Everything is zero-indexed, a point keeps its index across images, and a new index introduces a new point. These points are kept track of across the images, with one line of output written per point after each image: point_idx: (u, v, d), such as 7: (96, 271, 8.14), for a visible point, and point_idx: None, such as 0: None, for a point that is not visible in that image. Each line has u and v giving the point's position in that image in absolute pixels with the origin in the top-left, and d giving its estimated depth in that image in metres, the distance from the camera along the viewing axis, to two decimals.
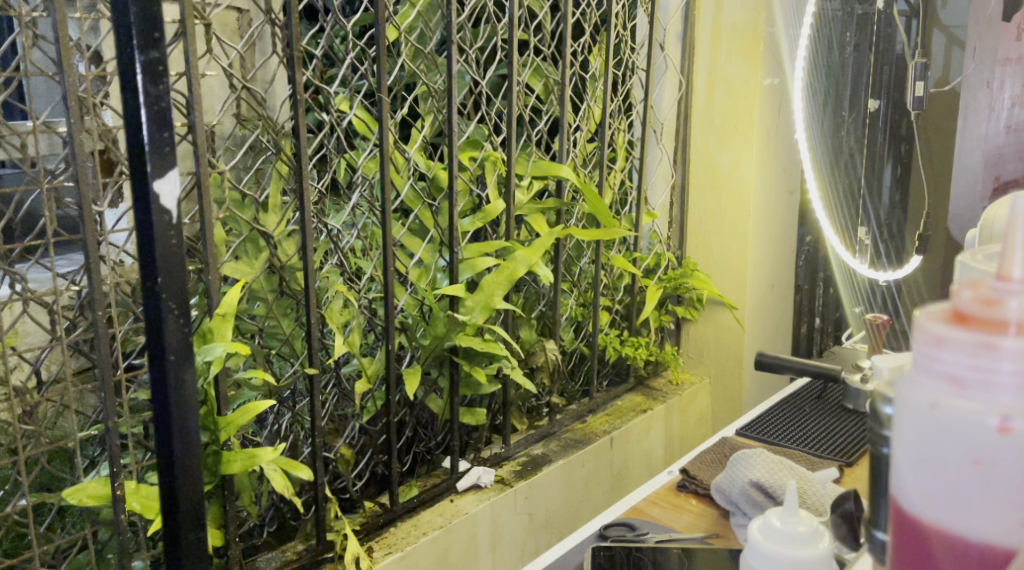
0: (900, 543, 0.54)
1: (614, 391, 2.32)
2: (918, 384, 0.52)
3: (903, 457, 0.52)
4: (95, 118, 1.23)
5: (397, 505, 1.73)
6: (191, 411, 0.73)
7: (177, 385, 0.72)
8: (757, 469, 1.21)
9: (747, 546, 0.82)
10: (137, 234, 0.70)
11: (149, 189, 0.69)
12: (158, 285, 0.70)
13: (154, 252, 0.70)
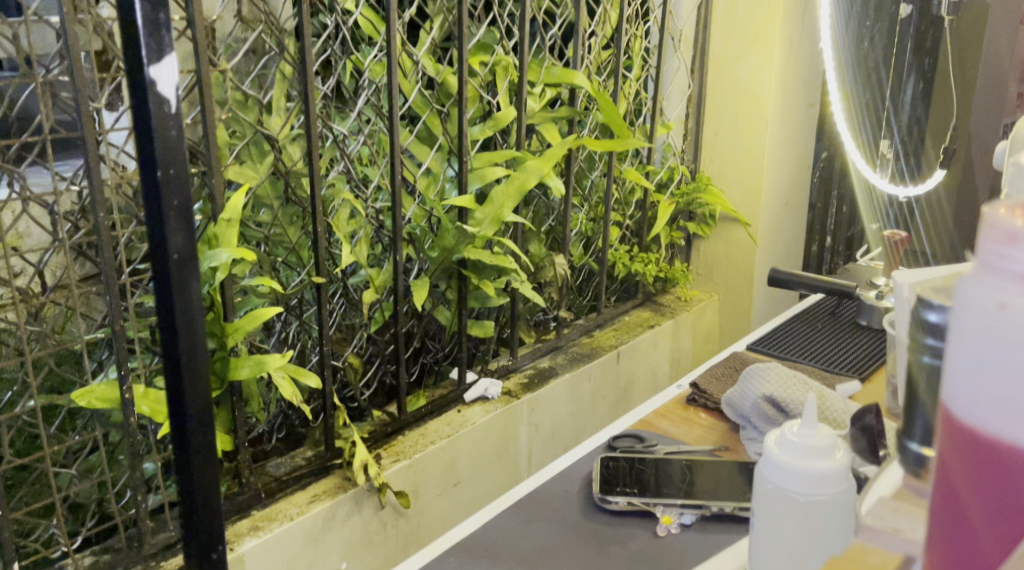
0: (951, 453, 0.50)
1: (622, 306, 2.30)
2: (982, 285, 0.49)
3: (959, 363, 0.49)
4: (90, 11, 1.18)
5: (405, 414, 1.73)
6: (196, 312, 0.71)
7: (182, 283, 0.70)
8: (770, 382, 1.20)
9: (763, 459, 0.81)
10: (134, 124, 0.67)
11: (145, 75, 0.65)
12: (157, 179, 0.67)
13: (152, 143, 0.67)
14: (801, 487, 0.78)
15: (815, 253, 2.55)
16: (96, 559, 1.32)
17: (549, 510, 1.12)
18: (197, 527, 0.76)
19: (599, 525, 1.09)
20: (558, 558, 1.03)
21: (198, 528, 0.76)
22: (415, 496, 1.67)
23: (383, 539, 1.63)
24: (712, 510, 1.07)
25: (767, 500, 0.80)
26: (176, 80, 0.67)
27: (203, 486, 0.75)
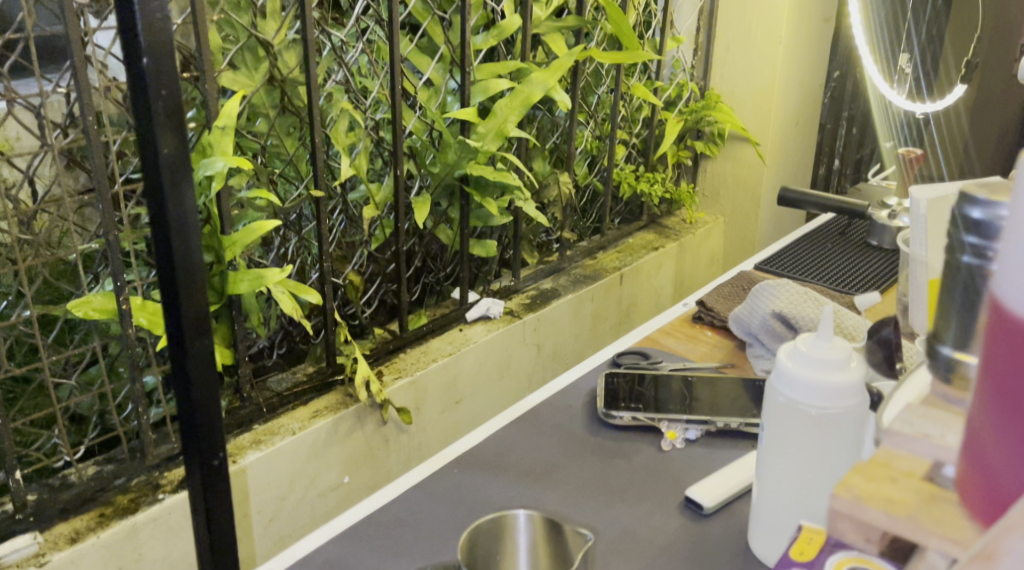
0: (998, 358, 0.42)
1: (626, 228, 2.26)
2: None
3: (1008, 265, 0.40)
4: None
5: (406, 331, 1.72)
6: (189, 211, 0.68)
7: (173, 180, 0.67)
8: (780, 299, 1.17)
9: (775, 371, 0.80)
10: (118, 8, 0.63)
11: None
12: (144, 67, 0.64)
13: (136, 28, 0.63)
14: (813, 400, 0.77)
15: (823, 175, 2.51)
16: (100, 470, 1.31)
17: (552, 424, 1.11)
18: (197, 432, 0.75)
19: (603, 440, 1.07)
20: (561, 472, 1.02)
21: (197, 433, 0.75)
22: (417, 413, 1.66)
23: (384, 455, 1.63)
24: (717, 426, 1.06)
25: (779, 412, 0.79)
26: None
27: (200, 391, 0.73)
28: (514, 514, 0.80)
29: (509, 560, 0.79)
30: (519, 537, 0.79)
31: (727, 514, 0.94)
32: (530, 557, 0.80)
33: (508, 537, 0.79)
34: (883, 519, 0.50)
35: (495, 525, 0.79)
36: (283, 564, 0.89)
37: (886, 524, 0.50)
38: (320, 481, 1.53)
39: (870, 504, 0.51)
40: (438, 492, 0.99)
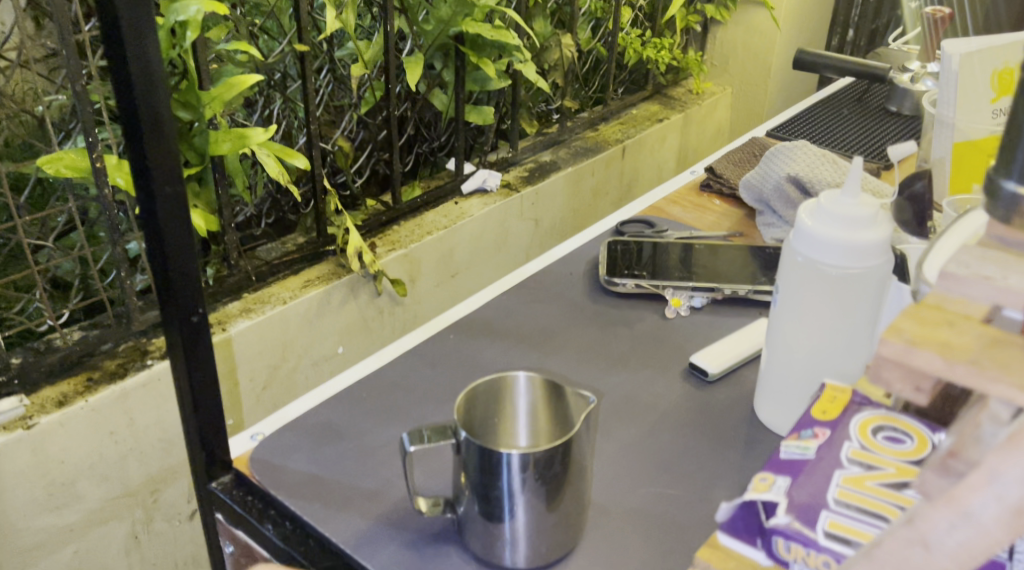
0: None
1: (629, 99, 2.13)
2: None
3: None
4: None
5: (401, 203, 1.64)
6: (150, 42, 0.62)
7: (129, 2, 0.60)
8: (797, 162, 1.10)
9: (794, 229, 0.74)
10: None
11: None
12: None
13: None
14: (832, 260, 0.72)
15: (835, 49, 2.40)
16: (85, 335, 1.27)
17: (552, 291, 1.06)
18: (172, 285, 0.70)
19: (604, 306, 1.03)
20: (561, 337, 0.98)
21: (171, 286, 0.70)
22: (412, 285, 1.61)
23: (379, 326, 1.59)
24: (724, 294, 1.01)
25: (795, 275, 0.75)
26: None
27: (174, 240, 0.68)
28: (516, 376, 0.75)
29: (508, 423, 0.76)
30: (519, 400, 0.75)
31: (733, 381, 0.90)
32: (529, 421, 0.75)
33: (507, 398, 0.75)
34: (939, 366, 0.40)
35: (492, 385, 0.74)
36: (272, 428, 0.85)
37: (942, 369, 0.40)
38: (314, 351, 1.49)
39: (923, 346, 0.40)
40: (432, 359, 0.94)
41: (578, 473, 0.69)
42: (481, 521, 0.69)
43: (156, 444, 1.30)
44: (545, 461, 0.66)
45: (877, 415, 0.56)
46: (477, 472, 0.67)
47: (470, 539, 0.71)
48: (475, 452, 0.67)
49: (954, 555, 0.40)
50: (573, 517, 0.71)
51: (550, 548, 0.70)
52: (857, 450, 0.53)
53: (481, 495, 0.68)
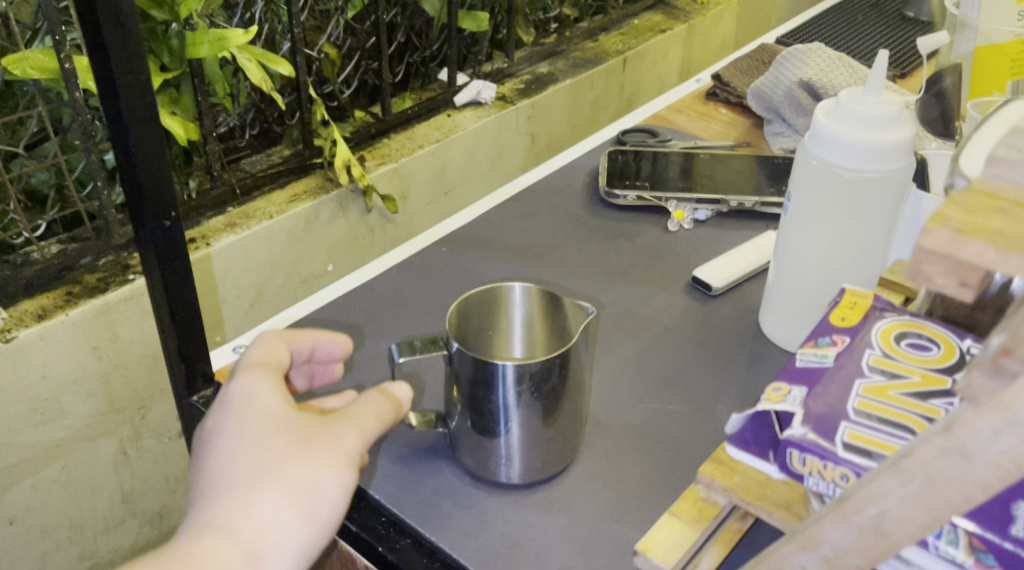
0: None
1: (631, 9, 2.04)
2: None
3: None
4: None
5: (390, 115, 1.58)
6: None
7: None
8: (811, 67, 1.05)
9: (810, 129, 0.69)
10: None
11: None
12: None
13: None
14: (849, 162, 0.67)
15: None
16: (62, 248, 1.23)
17: (549, 203, 1.01)
18: (140, 186, 0.66)
19: (603, 219, 0.98)
20: (558, 251, 0.93)
21: (140, 185, 0.65)
22: (403, 202, 1.56)
23: (370, 244, 1.54)
24: (730, 206, 0.96)
25: (809, 180, 0.70)
26: None
27: (140, 135, 0.64)
28: (511, 288, 0.71)
29: (503, 334, 0.72)
30: (514, 312, 0.71)
31: (738, 295, 0.86)
32: (525, 333, 0.72)
33: (502, 309, 0.71)
34: (991, 258, 0.34)
35: (486, 295, 0.70)
36: (256, 340, 0.81)
37: (993, 262, 0.34)
38: (303, 268, 1.45)
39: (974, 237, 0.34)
40: (423, 271, 0.90)
41: (576, 387, 0.65)
42: (475, 436, 0.66)
43: (141, 360, 1.26)
44: (541, 373, 0.62)
45: (899, 323, 0.52)
46: (471, 384, 0.64)
47: (463, 457, 0.68)
48: (469, 363, 0.63)
49: (995, 466, 0.36)
50: (570, 431, 0.67)
51: (547, 464, 0.67)
52: (879, 358, 0.50)
53: (475, 410, 0.65)
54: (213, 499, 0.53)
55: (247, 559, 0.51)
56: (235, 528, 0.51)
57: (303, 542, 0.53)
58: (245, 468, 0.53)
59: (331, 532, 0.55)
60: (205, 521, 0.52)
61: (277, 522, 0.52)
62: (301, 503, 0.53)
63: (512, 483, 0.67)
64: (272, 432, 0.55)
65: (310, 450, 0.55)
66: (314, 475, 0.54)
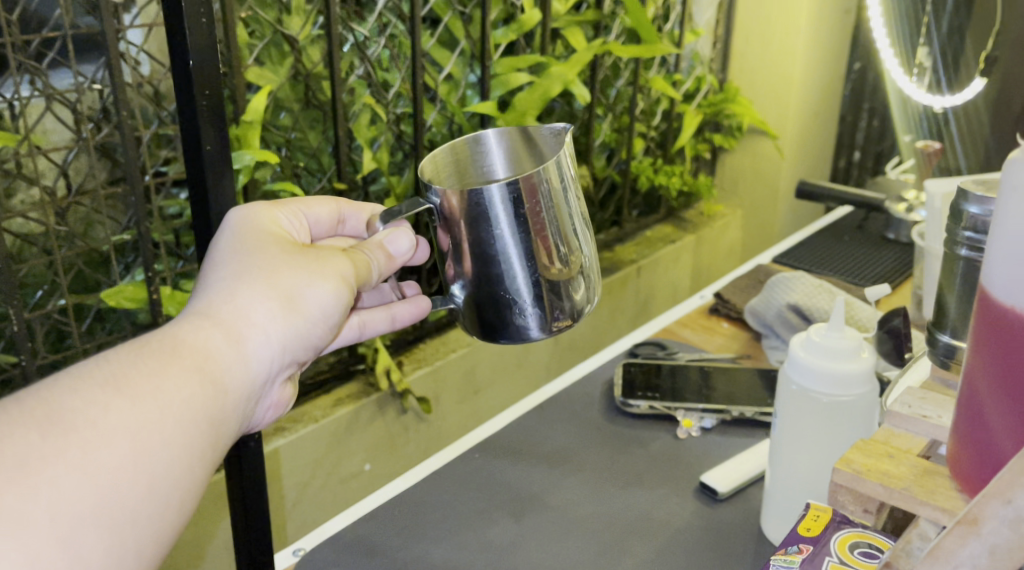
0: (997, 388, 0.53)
1: (644, 221, 2.21)
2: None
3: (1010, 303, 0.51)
4: None
5: (426, 322, 1.74)
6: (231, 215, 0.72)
7: (217, 192, 0.70)
8: (796, 291, 1.20)
9: (787, 361, 0.83)
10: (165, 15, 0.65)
11: None
12: (189, 68, 0.66)
13: (183, 34, 0.65)
14: (823, 388, 0.80)
15: (842, 168, 2.38)
16: None
17: (571, 412, 1.13)
18: None
19: (619, 426, 1.10)
20: (579, 458, 1.05)
21: None
22: (436, 403, 1.68)
23: (404, 443, 1.66)
24: (732, 415, 1.08)
25: (791, 400, 0.83)
26: None
27: None
28: (483, 132, 0.80)
29: (486, 172, 0.82)
30: (491, 155, 0.81)
31: (742, 499, 0.97)
32: (506, 163, 0.81)
33: (478, 152, 0.81)
34: (883, 492, 0.61)
35: (467, 144, 0.80)
36: (317, 542, 0.92)
37: (884, 494, 0.60)
38: (341, 469, 1.56)
39: (868, 477, 0.61)
40: (460, 477, 1.02)
41: (565, 219, 0.73)
42: (478, 279, 0.75)
43: (188, 558, 1.39)
44: (517, 200, 0.70)
45: (855, 534, 0.63)
46: (462, 230, 0.73)
47: (478, 312, 0.77)
48: (449, 206, 0.72)
49: None
50: (579, 278, 0.76)
51: (562, 307, 0.76)
52: (835, 564, 0.61)
53: (472, 252, 0.74)
54: (204, 299, 0.65)
55: (227, 343, 0.64)
56: (214, 318, 0.64)
57: (283, 332, 0.67)
58: (235, 272, 0.67)
59: (311, 328, 0.69)
60: (192, 313, 0.64)
61: (253, 315, 0.65)
62: (285, 305, 0.67)
63: (527, 324, 0.76)
64: (258, 244, 0.69)
65: (294, 267, 0.68)
66: (301, 285, 0.68)
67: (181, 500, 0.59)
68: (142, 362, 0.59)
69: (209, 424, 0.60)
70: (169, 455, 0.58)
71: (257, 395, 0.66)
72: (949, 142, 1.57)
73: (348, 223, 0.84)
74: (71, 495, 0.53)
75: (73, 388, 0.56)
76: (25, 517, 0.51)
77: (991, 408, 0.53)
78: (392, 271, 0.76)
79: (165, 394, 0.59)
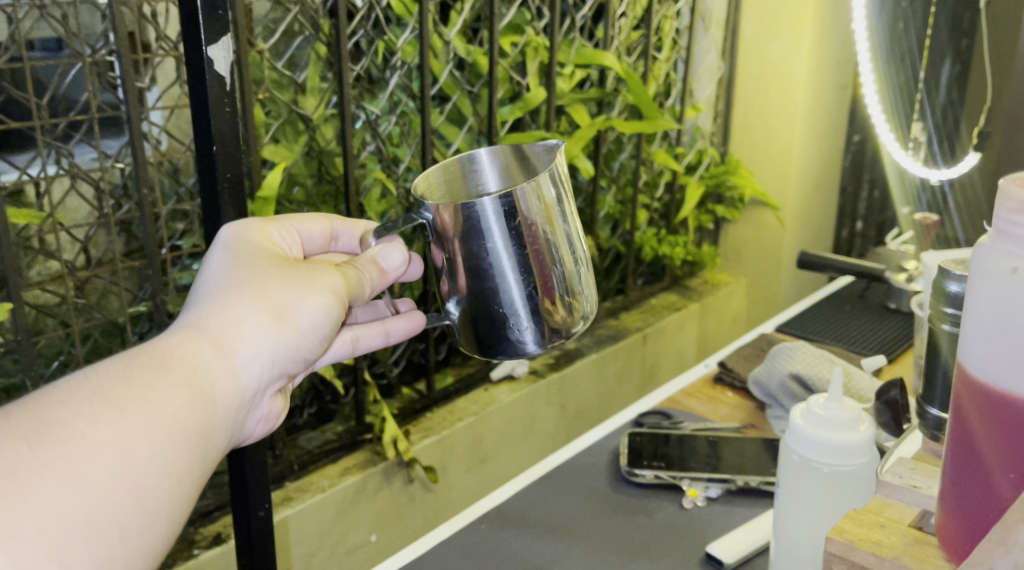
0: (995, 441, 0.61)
1: (649, 289, 2.24)
2: (996, 252, 0.60)
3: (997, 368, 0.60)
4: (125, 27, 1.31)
5: (433, 391, 1.76)
6: None
7: None
8: (798, 361, 1.23)
9: (788, 431, 0.85)
10: (192, 104, 0.70)
11: (203, 55, 0.68)
12: (212, 152, 0.70)
13: (208, 121, 0.69)
14: (825, 457, 0.82)
15: (845, 238, 2.40)
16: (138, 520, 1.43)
17: (577, 481, 1.14)
18: (246, 486, 0.81)
19: (625, 496, 1.11)
20: (585, 527, 1.06)
21: (247, 486, 0.82)
22: (443, 472, 1.69)
23: (412, 513, 1.66)
24: (738, 484, 1.09)
25: (792, 470, 0.84)
26: (231, 57, 0.70)
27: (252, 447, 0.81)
28: (476, 151, 0.84)
29: (480, 188, 0.85)
30: (485, 174, 0.85)
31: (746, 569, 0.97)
32: (499, 179, 0.85)
33: (472, 171, 0.85)
34: (873, 560, 0.66)
35: (462, 162, 0.84)
36: None
37: (874, 563, 0.66)
38: (348, 539, 1.56)
39: (861, 547, 0.67)
40: (466, 547, 1.03)
41: (556, 233, 0.76)
42: (472, 291, 0.79)
43: None
44: (507, 212, 0.74)
45: None
46: (456, 244, 0.77)
47: (474, 327, 0.81)
48: (440, 219, 0.76)
49: None
50: (571, 293, 0.79)
51: (555, 321, 0.79)
52: None
53: (465, 264, 0.77)
54: (194, 311, 0.68)
55: (216, 356, 0.67)
56: (203, 332, 0.67)
57: (272, 344, 0.69)
58: (226, 286, 0.70)
59: (301, 341, 0.71)
60: (183, 325, 0.67)
61: (242, 329, 0.68)
62: (274, 320, 0.70)
63: (521, 335, 0.79)
64: (249, 257, 0.72)
65: (283, 282, 0.71)
66: (290, 300, 0.71)
67: (170, 511, 0.62)
68: (131, 376, 0.62)
69: (198, 436, 0.63)
70: (157, 467, 0.61)
71: (248, 407, 0.69)
72: (946, 212, 1.60)
73: (342, 242, 0.88)
74: (59, 506, 0.56)
75: (63, 402, 0.59)
76: (15, 529, 0.54)
77: (987, 448, 0.62)
78: (385, 285, 0.80)
79: (153, 406, 0.62)
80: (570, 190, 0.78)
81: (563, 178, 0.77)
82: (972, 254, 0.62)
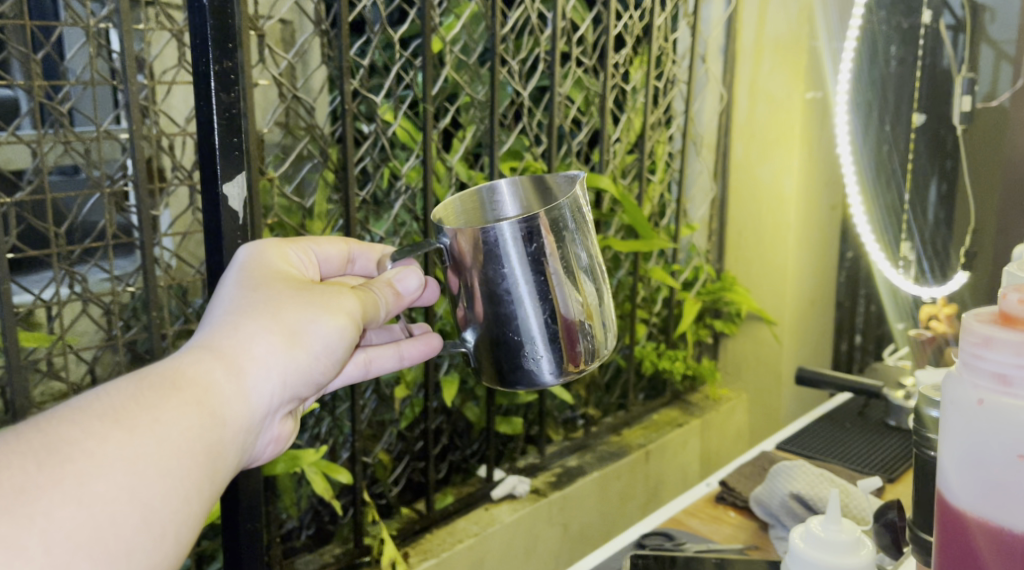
0: (995, 555, 0.64)
1: (650, 404, 2.24)
2: (965, 383, 0.65)
3: (986, 488, 0.63)
4: (141, 159, 1.38)
5: (434, 511, 1.74)
6: None
7: None
8: (798, 481, 1.23)
9: (788, 553, 0.85)
10: (211, 236, 0.87)
11: (220, 190, 0.85)
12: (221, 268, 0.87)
13: (221, 247, 0.87)
14: None
15: (844, 352, 2.34)
16: None
17: None
18: None
19: None
20: None
21: None
22: None
23: None
24: None
25: None
26: (243, 194, 0.86)
27: (250, 560, 0.91)
28: (495, 181, 0.95)
29: (499, 208, 0.96)
30: (505, 204, 0.95)
31: None
32: (516, 202, 0.96)
33: (491, 200, 0.96)
34: None
35: (481, 193, 0.95)
36: None
37: None
38: None
39: None
40: None
41: (567, 257, 0.84)
42: (486, 314, 0.87)
43: None
44: (521, 238, 0.82)
45: None
46: (473, 271, 0.85)
47: (494, 355, 0.88)
48: (458, 246, 0.85)
49: None
50: (583, 325, 0.87)
51: (570, 351, 0.86)
52: None
53: (482, 289, 0.86)
54: (208, 334, 0.74)
55: (228, 378, 0.72)
56: (216, 353, 0.73)
57: (281, 366, 0.75)
58: (240, 311, 0.76)
59: (311, 364, 0.77)
60: (197, 346, 0.73)
61: (254, 351, 0.74)
62: (285, 343, 0.75)
63: (532, 356, 0.86)
64: (261, 285, 0.78)
65: (294, 307, 0.77)
66: (300, 326, 0.77)
67: (178, 531, 0.66)
68: (143, 395, 0.67)
69: (204, 455, 0.68)
70: (165, 486, 0.65)
71: (259, 428, 0.74)
72: None
73: (359, 264, 0.97)
74: (65, 525, 0.61)
75: (74, 421, 0.64)
76: (21, 545, 0.59)
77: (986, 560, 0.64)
78: (400, 309, 0.87)
79: (164, 426, 0.67)
80: (586, 225, 0.86)
81: (580, 211, 0.85)
82: (942, 387, 0.67)
